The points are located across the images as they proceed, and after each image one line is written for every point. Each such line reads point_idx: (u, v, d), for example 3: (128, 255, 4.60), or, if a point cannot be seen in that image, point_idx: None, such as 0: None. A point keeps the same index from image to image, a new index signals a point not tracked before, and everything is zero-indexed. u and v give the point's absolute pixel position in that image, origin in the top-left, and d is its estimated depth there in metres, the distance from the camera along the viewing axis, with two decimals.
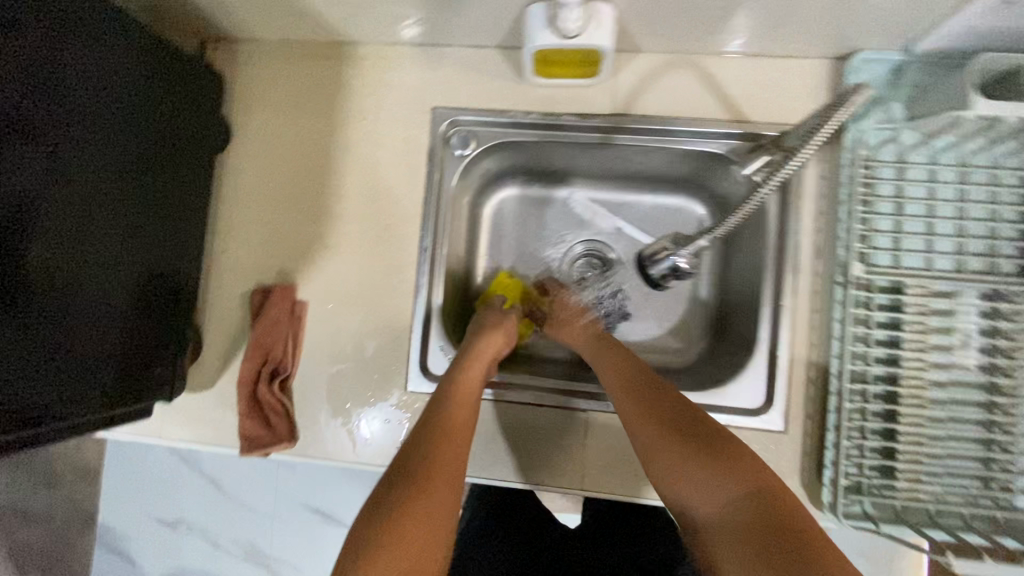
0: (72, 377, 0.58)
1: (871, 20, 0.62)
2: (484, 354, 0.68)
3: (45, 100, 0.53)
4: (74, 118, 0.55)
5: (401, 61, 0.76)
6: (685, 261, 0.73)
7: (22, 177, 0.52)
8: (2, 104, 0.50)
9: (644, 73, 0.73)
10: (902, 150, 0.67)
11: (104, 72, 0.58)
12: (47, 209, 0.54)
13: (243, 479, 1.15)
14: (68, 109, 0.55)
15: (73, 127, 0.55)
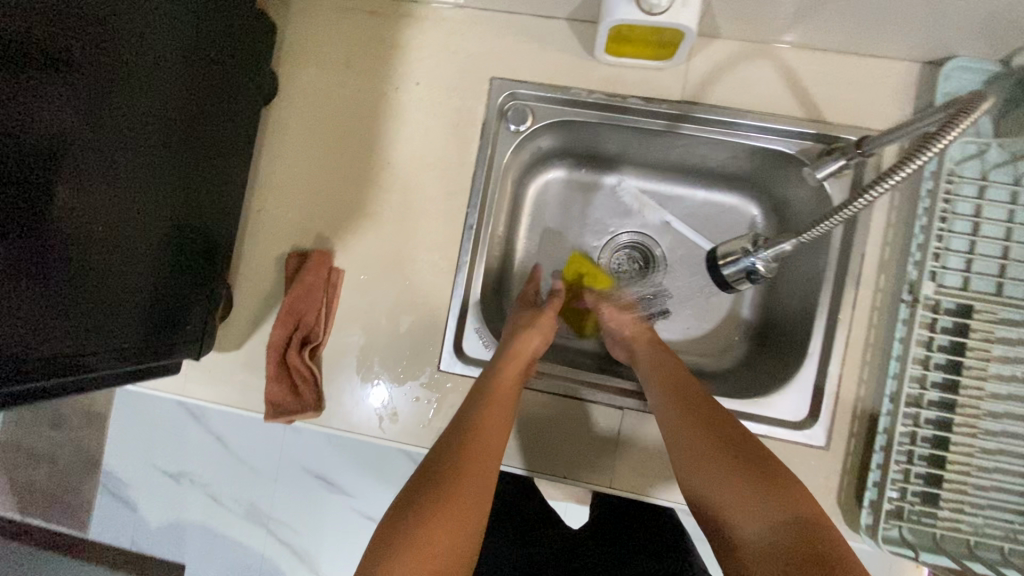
0: (104, 325, 0.56)
1: (976, 24, 0.58)
2: (526, 347, 0.68)
3: (99, 34, 0.50)
4: (123, 54, 0.52)
5: (462, 26, 0.73)
6: (763, 264, 0.65)
7: (67, 111, 0.49)
8: (51, 34, 0.47)
9: (719, 60, 0.69)
10: (986, 167, 0.64)
11: (157, 6, 0.55)
12: (91, 151, 0.51)
13: (250, 441, 1.14)
14: (117, 43, 0.52)
15: (121, 64, 0.52)
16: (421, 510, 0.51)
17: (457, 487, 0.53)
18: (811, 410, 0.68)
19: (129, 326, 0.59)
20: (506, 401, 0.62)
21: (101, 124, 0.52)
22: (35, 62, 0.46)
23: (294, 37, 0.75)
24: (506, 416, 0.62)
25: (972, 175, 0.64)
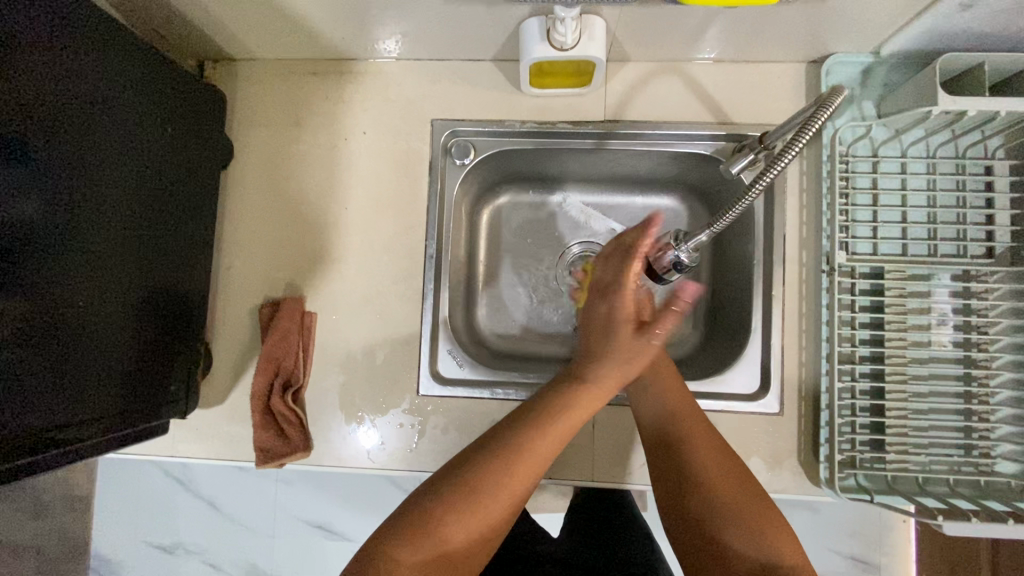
0: (88, 395, 0.59)
1: (839, 28, 0.67)
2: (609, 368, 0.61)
3: (66, 131, 0.55)
4: (78, 139, 0.56)
5: (399, 76, 0.79)
6: (686, 255, 0.72)
7: (32, 199, 0.52)
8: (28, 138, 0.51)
9: (632, 80, 0.77)
10: (875, 145, 0.72)
11: (107, 91, 0.59)
12: (68, 237, 0.56)
13: (240, 498, 1.13)
14: (73, 130, 0.55)
15: (78, 148, 0.56)
16: (446, 517, 0.52)
17: (489, 500, 0.54)
18: (762, 382, 0.74)
19: (113, 393, 0.62)
20: (572, 415, 0.59)
21: (63, 206, 0.55)
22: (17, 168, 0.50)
23: (243, 104, 0.81)
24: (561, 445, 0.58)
25: (864, 153, 0.73)
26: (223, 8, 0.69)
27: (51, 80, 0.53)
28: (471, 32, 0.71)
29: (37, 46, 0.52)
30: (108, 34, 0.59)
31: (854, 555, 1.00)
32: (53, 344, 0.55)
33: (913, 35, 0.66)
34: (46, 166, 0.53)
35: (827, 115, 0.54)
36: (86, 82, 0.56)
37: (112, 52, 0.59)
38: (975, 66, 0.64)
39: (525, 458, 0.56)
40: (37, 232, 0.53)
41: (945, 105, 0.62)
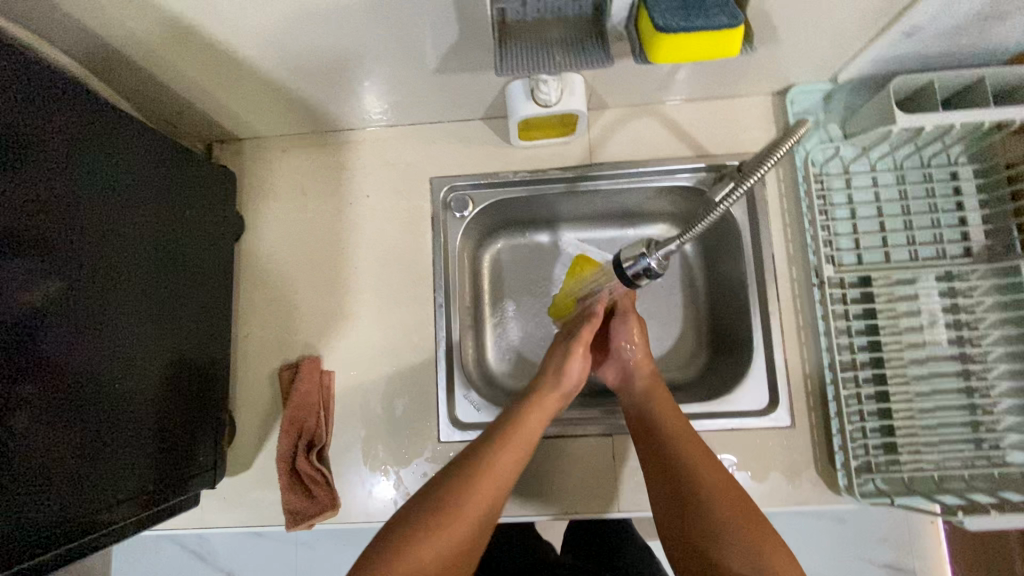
0: (122, 473, 0.60)
1: (797, 64, 0.73)
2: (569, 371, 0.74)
3: (102, 227, 0.59)
4: (97, 225, 0.59)
5: (396, 140, 0.85)
6: (657, 263, 0.66)
7: (59, 286, 0.54)
8: (72, 237, 0.56)
9: (613, 124, 0.82)
10: (845, 163, 0.78)
11: (122, 178, 0.62)
12: (107, 323, 0.59)
13: (261, 568, 1.11)
14: (92, 217, 0.58)
15: (99, 235, 0.59)
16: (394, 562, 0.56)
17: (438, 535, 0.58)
18: (771, 397, 0.76)
19: (145, 469, 0.63)
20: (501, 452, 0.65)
21: (88, 290, 0.57)
22: (62, 266, 0.55)
23: (251, 180, 0.86)
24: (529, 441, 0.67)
25: (837, 171, 0.78)
26: (230, 94, 0.74)
27: (89, 182, 0.58)
28: (461, 95, 0.76)
29: (77, 154, 0.57)
30: (133, 135, 0.64)
31: (887, 564, 0.99)
32: (101, 427, 0.58)
33: (866, 63, 0.72)
34: (70, 255, 0.56)
35: (791, 143, 0.59)
36: (118, 181, 0.62)
37: (137, 150, 0.65)
38: (924, 86, 0.70)
39: (466, 498, 0.61)
40: (65, 318, 0.55)
41: (904, 123, 0.68)
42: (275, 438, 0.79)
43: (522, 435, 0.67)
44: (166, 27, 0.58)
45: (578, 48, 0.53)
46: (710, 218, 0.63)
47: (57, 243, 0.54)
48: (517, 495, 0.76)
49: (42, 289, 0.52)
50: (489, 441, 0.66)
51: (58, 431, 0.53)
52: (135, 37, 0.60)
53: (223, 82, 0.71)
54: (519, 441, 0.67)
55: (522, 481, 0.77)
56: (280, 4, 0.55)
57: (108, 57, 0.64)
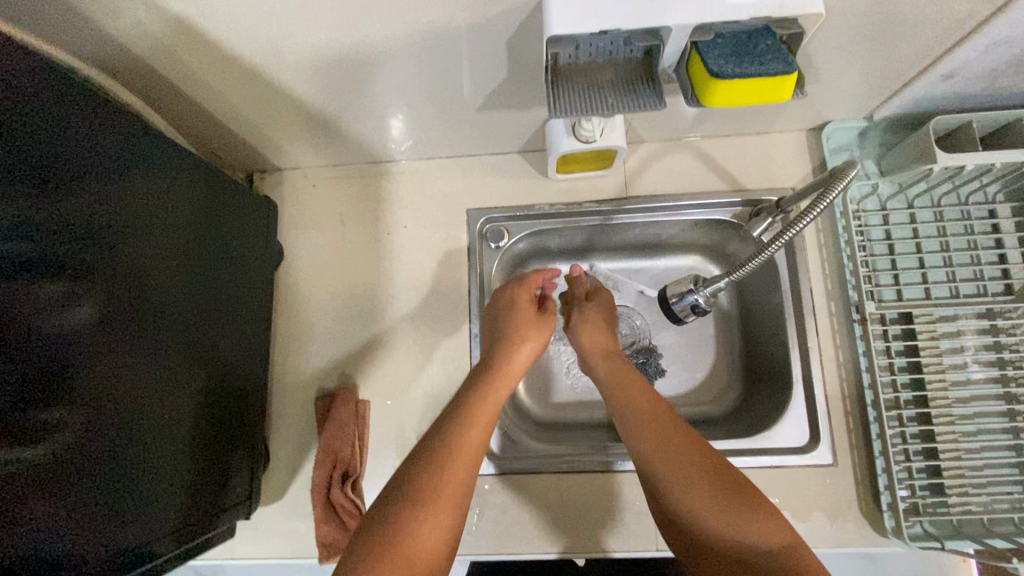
0: (159, 507, 0.60)
1: (833, 102, 0.74)
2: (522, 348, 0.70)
3: (153, 259, 0.61)
4: (145, 257, 0.60)
5: (433, 172, 0.86)
6: (704, 300, 0.71)
7: (108, 318, 0.54)
8: (127, 269, 0.57)
9: (648, 159, 0.84)
10: (882, 200, 0.78)
11: (168, 211, 0.63)
12: (153, 353, 0.60)
13: None
14: (139, 250, 0.59)
15: (144, 268, 0.59)
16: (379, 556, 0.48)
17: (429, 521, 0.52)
18: (811, 434, 0.75)
19: (181, 502, 0.63)
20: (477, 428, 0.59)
21: (133, 322, 0.58)
22: (117, 298, 0.56)
23: (290, 209, 0.87)
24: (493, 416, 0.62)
25: (874, 207, 0.78)
26: (275, 126, 0.76)
27: (144, 216, 0.60)
28: (501, 130, 0.78)
29: (136, 190, 0.59)
30: (185, 170, 0.66)
31: None
32: (144, 458, 0.58)
33: (903, 102, 0.72)
34: (120, 288, 0.56)
35: (840, 187, 0.59)
36: (167, 213, 0.63)
37: (187, 184, 0.66)
38: (961, 125, 0.71)
39: (444, 485, 0.54)
40: (118, 349, 0.56)
41: (945, 162, 0.68)
42: (309, 467, 0.79)
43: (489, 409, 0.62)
44: (225, 62, 0.61)
45: (629, 91, 0.55)
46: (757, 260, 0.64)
47: (110, 277, 0.55)
48: (553, 531, 0.76)
49: (91, 321, 0.53)
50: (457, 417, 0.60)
51: (107, 463, 0.53)
52: (193, 70, 0.62)
53: (270, 113, 0.73)
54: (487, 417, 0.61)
55: (558, 516, 0.76)
56: (335, 40, 0.57)
57: (166, 90, 0.66)
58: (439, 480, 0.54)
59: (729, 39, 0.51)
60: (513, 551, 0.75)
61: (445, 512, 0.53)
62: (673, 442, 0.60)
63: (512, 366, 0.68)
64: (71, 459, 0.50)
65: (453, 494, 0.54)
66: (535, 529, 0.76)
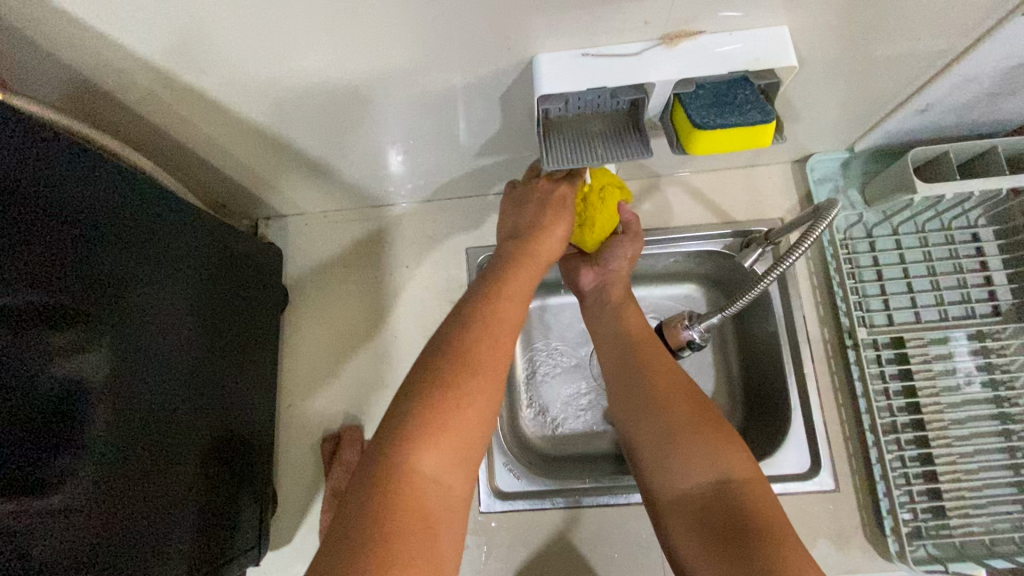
0: (172, 558, 0.60)
1: (814, 137, 0.78)
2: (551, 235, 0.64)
3: (167, 314, 0.63)
4: (159, 311, 0.62)
5: (432, 212, 0.89)
6: (699, 334, 0.73)
7: (126, 372, 0.56)
8: (144, 327, 0.59)
9: (640, 194, 0.86)
10: (869, 227, 0.80)
11: (180, 265, 0.65)
12: (168, 404, 0.62)
13: None
14: (154, 304, 0.61)
15: (158, 322, 0.61)
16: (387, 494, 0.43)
17: (437, 452, 0.46)
18: (812, 460, 0.76)
19: (192, 552, 0.64)
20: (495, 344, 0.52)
21: (148, 374, 0.59)
22: (135, 354, 0.58)
23: (294, 252, 0.90)
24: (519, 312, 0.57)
25: (861, 234, 0.81)
26: (278, 175, 0.79)
27: (159, 272, 0.62)
28: (496, 171, 0.81)
29: (152, 250, 0.61)
30: (195, 225, 0.69)
31: None
32: (158, 510, 0.59)
33: (882, 134, 0.75)
34: (137, 341, 0.58)
35: (823, 226, 0.60)
36: (180, 269, 0.66)
37: (197, 240, 0.69)
38: (940, 155, 0.73)
39: (454, 420, 0.47)
40: (137, 403, 0.57)
41: (925, 192, 0.70)
42: (317, 508, 0.80)
43: (508, 313, 0.55)
44: (230, 119, 0.64)
45: (618, 140, 0.57)
46: (749, 296, 0.66)
47: (126, 333, 0.57)
48: (561, 565, 0.76)
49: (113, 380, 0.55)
50: (475, 313, 0.54)
51: (125, 518, 0.55)
52: (199, 128, 0.65)
53: (273, 164, 0.76)
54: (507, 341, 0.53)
55: (565, 551, 0.76)
56: (335, 97, 0.60)
57: (173, 147, 0.69)
58: (452, 408, 0.47)
59: (710, 90, 0.54)
60: None
61: (452, 442, 0.47)
62: (657, 387, 0.64)
63: (540, 246, 0.63)
64: (92, 516, 0.51)
65: (470, 423, 0.48)
66: (542, 563, 0.76)
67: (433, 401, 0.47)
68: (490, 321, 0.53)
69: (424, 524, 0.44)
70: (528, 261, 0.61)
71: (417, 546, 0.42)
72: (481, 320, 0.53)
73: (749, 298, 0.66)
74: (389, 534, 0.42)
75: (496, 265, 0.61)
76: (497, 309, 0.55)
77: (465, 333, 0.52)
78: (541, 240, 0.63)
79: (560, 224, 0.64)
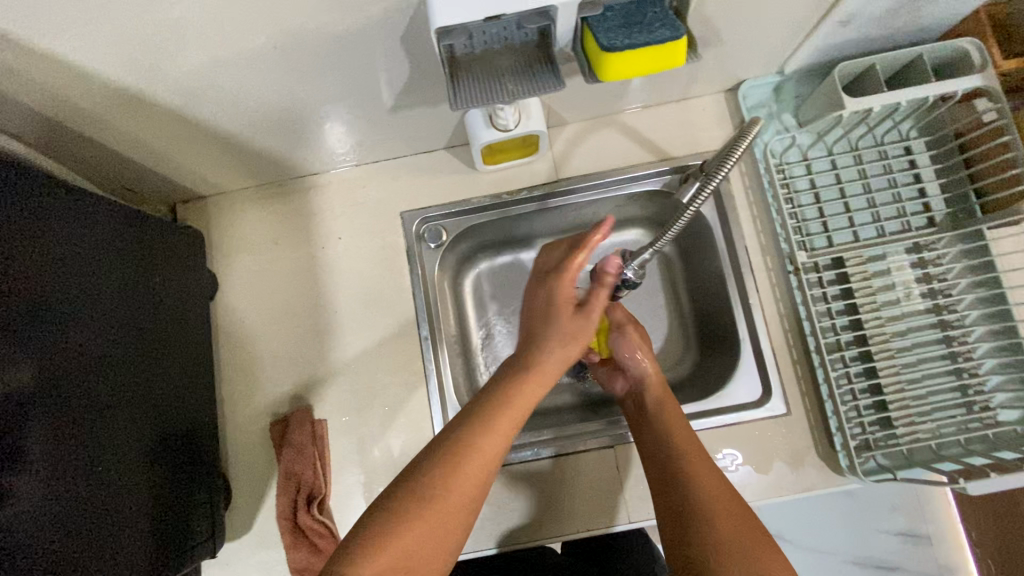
0: (114, 558, 0.57)
1: (743, 62, 0.75)
2: (556, 353, 0.61)
3: (81, 307, 0.59)
4: (66, 303, 0.57)
5: (362, 179, 0.85)
6: (633, 272, 0.71)
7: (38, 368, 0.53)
8: (55, 323, 0.55)
9: (574, 139, 0.84)
10: (803, 150, 0.80)
11: (83, 253, 0.60)
12: (97, 401, 0.58)
13: None
14: (59, 296, 0.56)
15: (68, 315, 0.57)
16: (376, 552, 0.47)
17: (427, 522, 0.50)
18: (764, 387, 0.77)
19: (139, 550, 0.61)
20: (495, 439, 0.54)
21: (63, 371, 0.55)
22: (48, 352, 0.54)
23: (220, 235, 0.85)
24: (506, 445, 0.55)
25: (796, 159, 0.80)
26: (187, 155, 0.73)
27: (66, 264, 0.58)
28: (419, 128, 0.77)
29: (53, 239, 0.57)
30: (103, 210, 0.64)
31: (900, 531, 0.98)
32: (95, 510, 0.56)
33: (809, 52, 0.73)
34: (44, 336, 0.54)
35: (745, 146, 0.60)
36: (90, 258, 0.61)
37: (107, 225, 0.64)
38: (869, 66, 0.72)
39: (456, 479, 0.52)
40: (57, 403, 0.54)
41: (854, 106, 0.69)
42: (273, 493, 0.78)
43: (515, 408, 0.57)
44: (113, 97, 0.58)
45: (528, 74, 0.54)
46: (681, 220, 0.64)
47: (28, 327, 0.52)
48: (527, 520, 0.76)
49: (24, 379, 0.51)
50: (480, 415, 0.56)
51: (55, 523, 0.52)
52: (78, 109, 0.59)
53: (181, 145, 0.71)
54: (515, 420, 0.56)
55: (529, 504, 0.77)
56: (230, 60, 0.55)
57: (59, 135, 0.63)
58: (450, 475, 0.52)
59: (619, 11, 0.51)
60: (490, 544, 0.76)
61: (443, 515, 0.50)
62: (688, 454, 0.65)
63: (542, 365, 0.60)
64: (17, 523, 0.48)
65: (464, 496, 0.52)
66: (507, 519, 0.76)
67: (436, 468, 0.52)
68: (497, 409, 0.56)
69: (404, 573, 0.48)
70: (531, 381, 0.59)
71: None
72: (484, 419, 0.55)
73: (682, 224, 0.64)
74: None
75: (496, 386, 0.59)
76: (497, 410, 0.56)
77: (472, 427, 0.54)
78: (548, 349, 0.61)
79: (568, 352, 0.62)
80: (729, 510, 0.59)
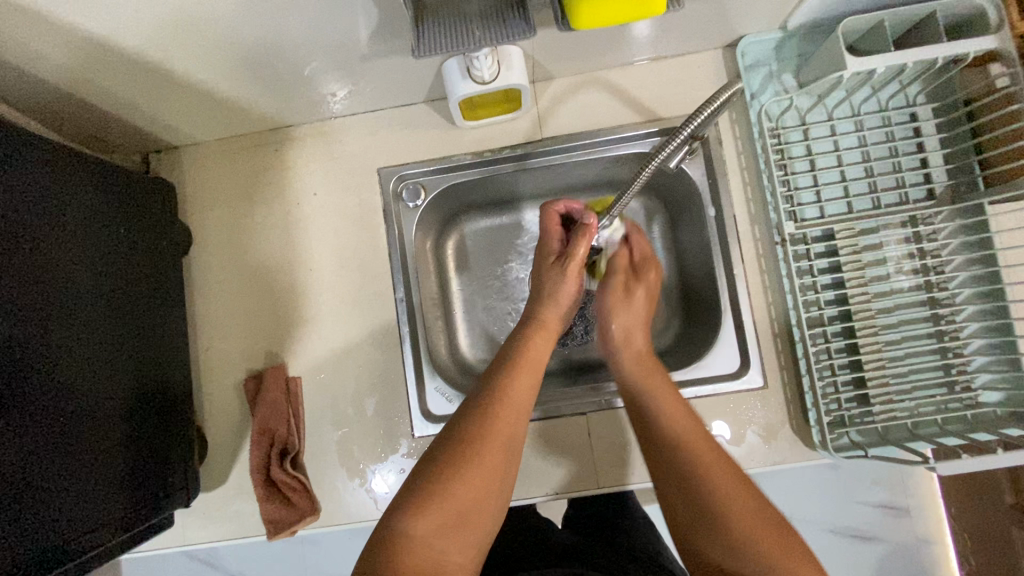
0: (89, 503, 0.59)
1: (742, 17, 0.70)
2: (554, 311, 0.69)
3: (53, 259, 0.58)
4: (30, 255, 0.55)
5: (340, 132, 0.82)
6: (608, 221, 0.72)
7: (2, 320, 0.52)
8: (24, 273, 0.55)
9: (560, 96, 0.80)
10: (802, 114, 0.76)
11: (45, 203, 0.58)
12: (70, 354, 0.58)
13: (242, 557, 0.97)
14: (21, 246, 0.54)
15: (33, 268, 0.55)
16: (423, 506, 0.51)
17: (472, 478, 0.53)
18: (742, 359, 0.76)
19: (112, 497, 0.62)
20: (525, 390, 0.60)
21: (34, 322, 0.55)
22: (18, 303, 0.53)
23: (195, 189, 0.83)
24: (532, 395, 0.61)
25: (794, 123, 0.76)
26: (157, 104, 0.70)
27: (34, 215, 0.56)
28: (396, 78, 0.73)
29: (20, 188, 0.55)
30: (69, 158, 0.62)
31: (879, 505, 0.96)
32: (65, 460, 0.56)
33: (814, 6, 0.68)
34: (12, 287, 0.53)
35: (711, 110, 0.59)
36: (58, 208, 0.59)
37: (74, 173, 0.62)
38: (880, 21, 0.67)
39: (491, 436, 0.56)
40: (27, 355, 0.54)
41: (857, 66, 0.65)
42: (248, 448, 0.79)
43: (536, 355, 0.64)
44: (65, 41, 0.55)
45: (499, 22, 0.51)
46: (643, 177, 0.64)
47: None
48: None
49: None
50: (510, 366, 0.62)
51: (25, 472, 0.52)
52: (31, 54, 0.56)
53: (149, 93, 0.68)
54: (535, 376, 0.62)
55: None
56: (198, 2, 0.52)
57: (19, 81, 0.60)
58: (488, 430, 0.56)
59: None
60: None
61: (483, 473, 0.54)
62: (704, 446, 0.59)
63: (546, 319, 0.68)
64: None
65: (501, 446, 0.56)
66: None
67: (478, 426, 0.56)
68: (520, 365, 0.62)
69: (449, 527, 0.51)
70: (538, 335, 0.66)
71: (446, 544, 0.51)
72: (513, 372, 0.61)
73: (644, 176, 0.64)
74: (414, 543, 0.50)
75: (513, 347, 0.65)
76: (522, 362, 0.62)
77: (505, 384, 0.60)
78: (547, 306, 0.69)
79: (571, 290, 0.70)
80: (745, 497, 0.54)
